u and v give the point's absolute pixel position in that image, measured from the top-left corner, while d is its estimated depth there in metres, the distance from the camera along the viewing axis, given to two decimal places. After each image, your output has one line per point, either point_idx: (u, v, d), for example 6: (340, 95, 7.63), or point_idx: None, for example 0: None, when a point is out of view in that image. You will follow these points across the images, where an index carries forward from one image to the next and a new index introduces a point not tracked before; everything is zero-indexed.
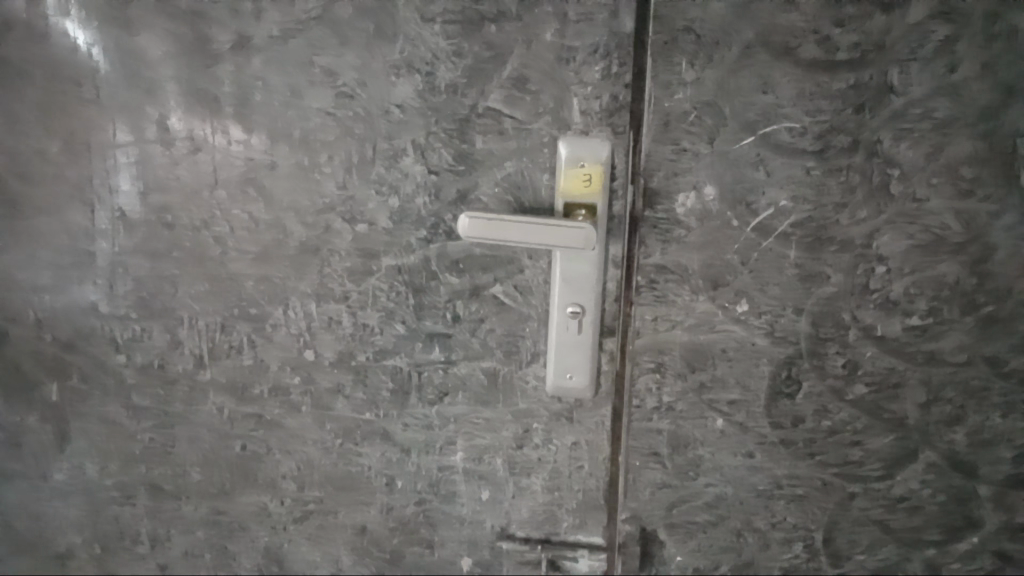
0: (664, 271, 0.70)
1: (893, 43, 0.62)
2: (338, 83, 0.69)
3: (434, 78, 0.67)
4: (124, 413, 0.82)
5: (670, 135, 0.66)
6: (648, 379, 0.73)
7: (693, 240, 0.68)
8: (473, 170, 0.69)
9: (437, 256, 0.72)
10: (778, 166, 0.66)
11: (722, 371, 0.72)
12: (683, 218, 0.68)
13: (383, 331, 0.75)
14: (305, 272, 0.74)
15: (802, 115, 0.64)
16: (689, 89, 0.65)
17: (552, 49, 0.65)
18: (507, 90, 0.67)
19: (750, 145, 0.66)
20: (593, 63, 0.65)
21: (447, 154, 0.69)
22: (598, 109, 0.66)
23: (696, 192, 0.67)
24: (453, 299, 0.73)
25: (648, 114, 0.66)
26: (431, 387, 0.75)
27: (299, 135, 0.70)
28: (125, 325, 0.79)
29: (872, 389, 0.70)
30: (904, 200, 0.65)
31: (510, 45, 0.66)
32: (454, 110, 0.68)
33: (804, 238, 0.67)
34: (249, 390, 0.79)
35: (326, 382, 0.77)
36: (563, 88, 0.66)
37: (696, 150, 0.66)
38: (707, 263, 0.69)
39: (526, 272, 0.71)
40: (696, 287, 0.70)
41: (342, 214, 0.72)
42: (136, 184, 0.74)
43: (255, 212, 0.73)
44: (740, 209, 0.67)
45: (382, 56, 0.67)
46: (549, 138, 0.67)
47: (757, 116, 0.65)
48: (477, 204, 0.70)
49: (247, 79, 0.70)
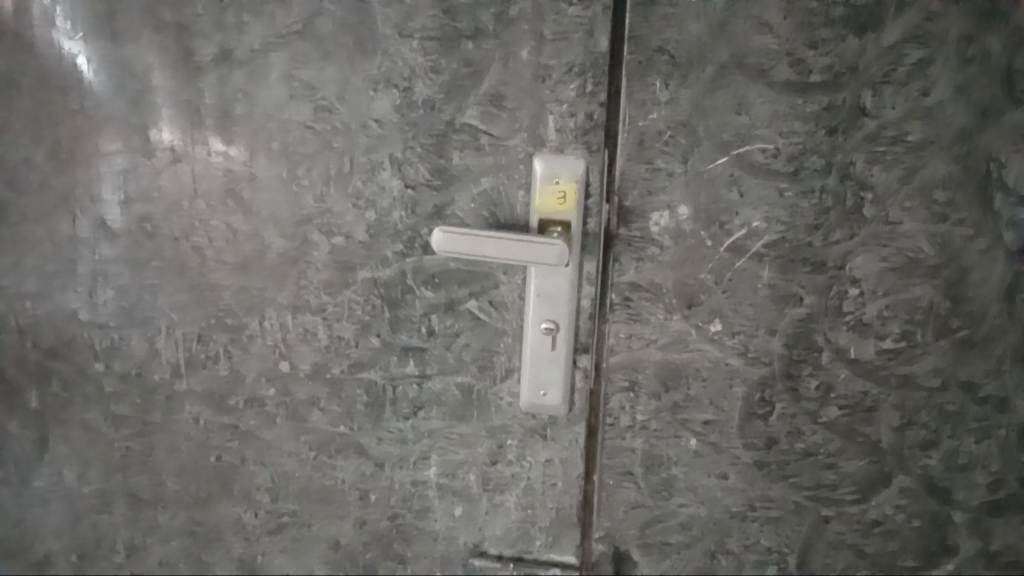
0: (638, 289, 0.70)
1: (866, 66, 0.62)
2: (318, 97, 0.69)
3: (412, 94, 0.68)
4: (103, 420, 0.82)
5: (645, 154, 0.66)
6: (622, 397, 0.72)
7: (667, 258, 0.69)
8: (450, 185, 0.69)
9: (413, 270, 0.72)
10: (752, 186, 0.66)
11: (696, 391, 0.71)
12: (658, 236, 0.68)
13: (359, 344, 0.75)
14: (282, 284, 0.74)
15: (775, 136, 0.65)
16: (664, 108, 0.65)
17: (529, 67, 0.66)
18: (484, 107, 0.67)
19: (724, 165, 0.66)
20: (569, 81, 0.66)
21: (424, 169, 0.69)
22: (574, 127, 0.67)
23: (670, 211, 0.67)
24: (428, 313, 0.73)
25: (623, 132, 0.66)
26: (406, 401, 0.75)
27: (279, 148, 0.71)
28: (106, 334, 0.79)
29: (846, 412, 0.70)
30: (877, 222, 0.65)
31: (487, 62, 0.66)
32: (432, 125, 0.68)
33: (778, 259, 0.67)
34: (226, 400, 0.79)
35: (301, 394, 0.77)
36: (540, 106, 0.66)
37: (671, 169, 0.66)
38: (681, 282, 0.69)
39: (502, 287, 0.71)
40: (670, 306, 0.70)
41: (319, 227, 0.72)
42: (118, 192, 0.75)
43: (234, 223, 0.74)
44: (714, 228, 0.67)
45: (362, 71, 0.68)
46: (525, 155, 0.68)
47: (731, 136, 0.65)
48: (453, 219, 0.70)
49: (229, 91, 0.70)
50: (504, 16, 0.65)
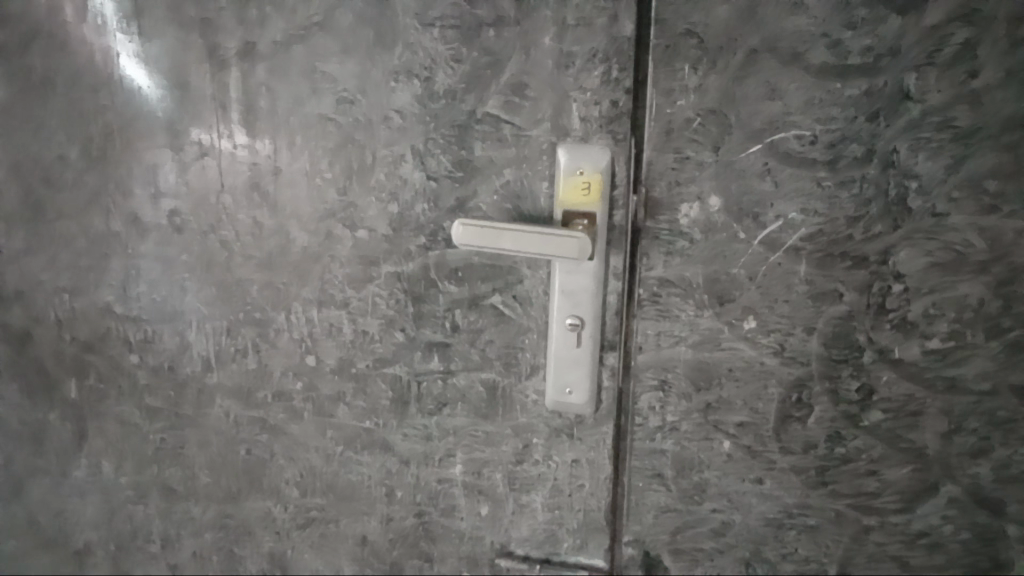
0: (667, 285, 0.67)
1: (908, 48, 0.59)
2: (339, 89, 0.68)
3: (432, 85, 0.66)
4: (137, 413, 0.83)
5: (673, 143, 0.64)
6: (650, 397, 0.70)
7: (698, 253, 0.66)
8: (472, 178, 0.68)
9: (436, 264, 0.71)
10: (787, 177, 0.63)
11: (728, 392, 0.68)
12: (687, 230, 0.65)
13: (383, 340, 0.74)
14: (307, 278, 0.74)
15: (811, 123, 0.61)
16: (692, 95, 0.62)
17: (551, 55, 0.63)
18: (506, 97, 0.65)
19: (756, 154, 0.63)
20: (593, 69, 0.63)
21: (446, 161, 0.68)
22: (598, 116, 0.64)
23: (700, 203, 0.64)
24: (452, 308, 0.71)
25: (650, 121, 0.63)
26: (430, 398, 0.74)
27: (302, 142, 0.70)
28: (138, 327, 0.80)
29: (889, 416, 0.66)
30: (922, 215, 0.61)
31: (508, 51, 0.64)
32: (454, 116, 0.67)
33: (814, 254, 0.64)
34: (254, 394, 0.79)
35: (326, 390, 0.76)
36: (563, 94, 0.64)
37: (700, 159, 0.63)
38: (712, 277, 0.66)
39: (526, 282, 0.69)
40: (701, 303, 0.67)
41: (342, 220, 0.71)
42: (148, 187, 0.75)
43: (259, 217, 0.73)
44: (746, 221, 0.64)
45: (383, 62, 0.67)
46: (549, 146, 0.66)
47: (763, 124, 0.62)
48: (476, 212, 0.69)
49: (252, 85, 0.70)
50: (525, 3, 0.63)
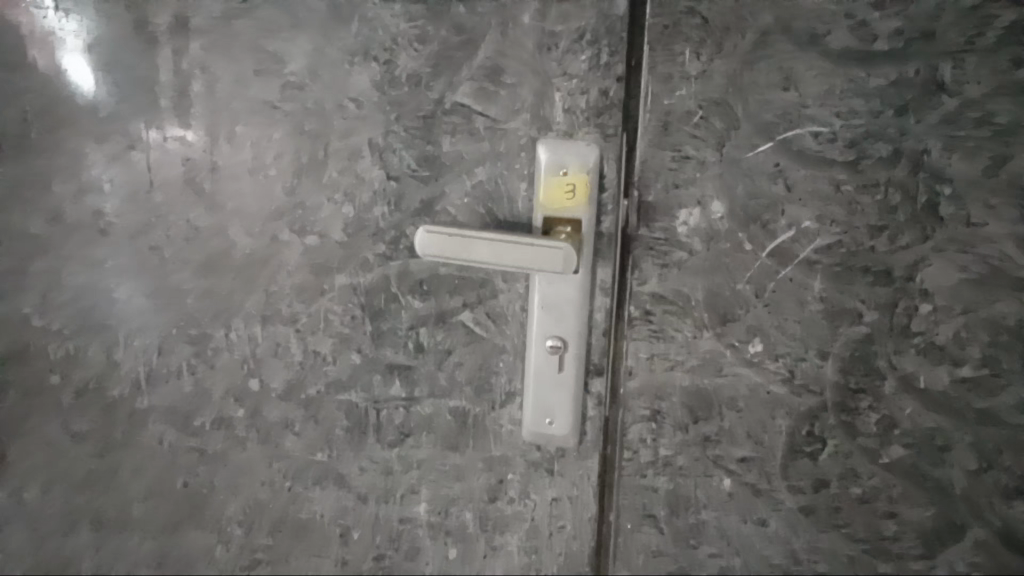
0: (662, 302, 0.58)
1: (944, 30, 0.51)
2: (287, 72, 0.59)
3: (394, 68, 0.57)
4: (63, 436, 0.73)
5: (670, 139, 0.55)
6: (641, 428, 0.61)
7: (698, 265, 0.57)
8: (440, 177, 0.59)
9: (398, 275, 0.62)
10: (801, 179, 0.54)
11: (730, 423, 0.60)
12: (686, 239, 0.57)
13: (337, 361, 0.64)
14: (250, 289, 0.64)
15: (831, 117, 0.53)
16: (693, 83, 0.54)
17: (531, 34, 0.55)
18: (478, 83, 0.56)
19: (767, 153, 0.54)
20: (579, 52, 0.54)
21: (409, 157, 0.59)
22: (585, 107, 0.55)
23: (701, 208, 0.56)
24: (416, 326, 0.62)
25: (645, 113, 0.55)
26: (391, 428, 0.65)
27: (244, 133, 0.61)
28: (60, 342, 0.70)
29: (912, 452, 0.58)
30: (955, 224, 0.54)
31: (482, 29, 0.55)
32: (419, 105, 0.58)
33: (831, 268, 0.56)
34: (192, 420, 0.69)
35: (273, 416, 0.67)
36: (544, 81, 0.55)
37: (701, 157, 0.55)
38: (714, 294, 0.57)
39: (501, 297, 0.61)
40: (701, 322, 0.58)
41: (290, 224, 0.62)
42: (69, 183, 0.66)
43: (194, 218, 0.64)
44: (754, 228, 0.56)
45: (337, 41, 0.58)
46: (528, 141, 0.57)
47: (775, 118, 0.54)
48: (444, 216, 0.60)
49: (187, 66, 0.61)
50: None
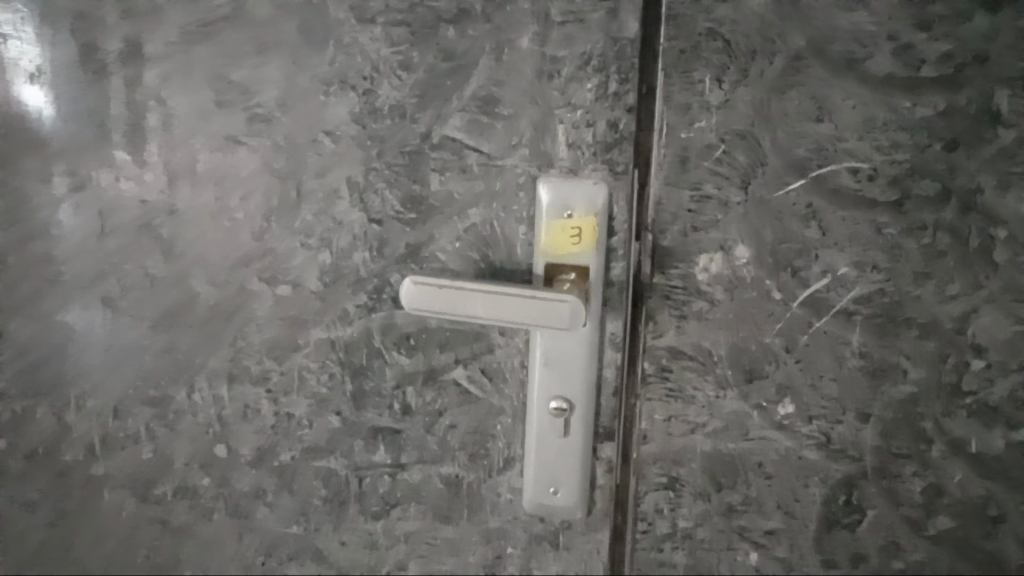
0: (680, 358, 0.52)
1: (999, 54, 0.45)
2: (253, 104, 0.52)
3: (375, 98, 0.51)
4: (11, 506, 0.64)
5: (689, 177, 0.49)
6: (658, 497, 0.55)
7: (720, 317, 0.51)
8: (427, 219, 0.52)
9: (382, 329, 0.55)
10: (837, 221, 0.48)
11: (758, 491, 0.54)
12: (707, 287, 0.50)
13: (313, 425, 0.58)
14: (215, 345, 0.57)
15: (872, 152, 0.47)
16: (715, 114, 0.48)
17: (530, 60, 0.48)
18: (470, 115, 0.50)
19: (798, 192, 0.48)
20: (585, 79, 0.48)
21: (393, 198, 0.52)
22: (592, 140, 0.49)
23: (724, 253, 0.50)
24: (403, 385, 0.56)
25: (660, 148, 0.49)
26: (375, 497, 0.58)
27: (207, 171, 0.54)
28: (7, 404, 0.62)
29: (961, 523, 0.52)
30: (1011, 270, 0.47)
31: (474, 55, 0.49)
32: (403, 139, 0.51)
33: (872, 320, 0.49)
34: (151, 489, 0.62)
35: (243, 485, 0.60)
36: (545, 112, 0.49)
37: (724, 197, 0.49)
38: (739, 349, 0.51)
39: (498, 352, 0.54)
40: (724, 380, 0.52)
41: (259, 272, 0.55)
42: (11, 227, 0.58)
43: (151, 267, 0.57)
44: (784, 276, 0.50)
45: (310, 68, 0.51)
46: (527, 179, 0.50)
47: (808, 152, 0.47)
48: (432, 263, 0.53)
49: (140, 98, 0.54)
50: None
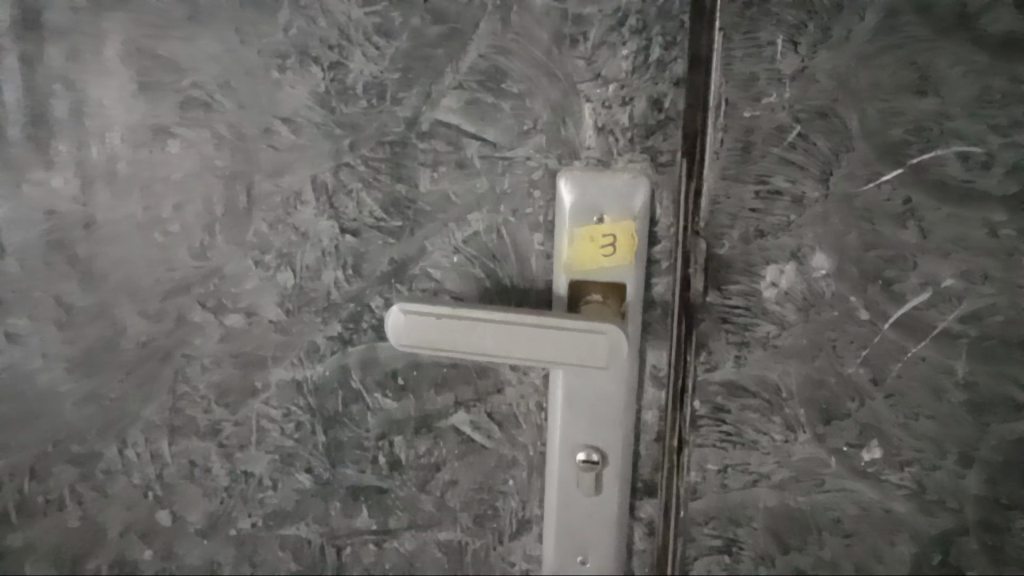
0: (739, 395, 0.42)
1: None
2: (187, 84, 0.41)
3: (344, 75, 0.39)
4: None
5: (753, 168, 0.38)
6: (709, 562, 0.45)
7: (790, 344, 0.40)
8: (415, 228, 0.41)
9: (361, 366, 0.44)
10: (942, 220, 0.38)
11: (832, 552, 0.44)
12: (774, 307, 0.40)
13: (278, 486, 0.46)
14: (150, 391, 0.46)
15: (987, 132, 0.36)
16: (787, 86, 0.37)
17: (546, 21, 0.37)
18: (469, 93, 0.39)
19: (893, 184, 0.37)
20: (618, 44, 0.37)
21: (372, 201, 0.41)
22: (628, 124, 0.38)
23: (796, 264, 0.39)
24: (388, 435, 0.45)
25: (716, 132, 0.38)
26: (358, 570, 0.47)
27: (132, 173, 0.42)
28: None
29: None
30: None
31: (473, 15, 0.37)
32: (382, 127, 0.40)
33: (982, 344, 0.39)
34: (83, 563, 0.50)
35: (194, 558, 0.49)
36: (567, 88, 0.38)
37: (797, 193, 0.38)
38: (814, 382, 0.41)
39: (509, 392, 0.43)
40: (795, 421, 0.42)
41: (203, 299, 0.44)
42: None
43: (65, 296, 0.45)
44: (872, 291, 0.39)
45: (258, 37, 0.39)
46: (545, 175, 0.39)
47: (906, 134, 0.37)
48: (423, 283, 0.42)
49: (40, 81, 0.41)
50: None
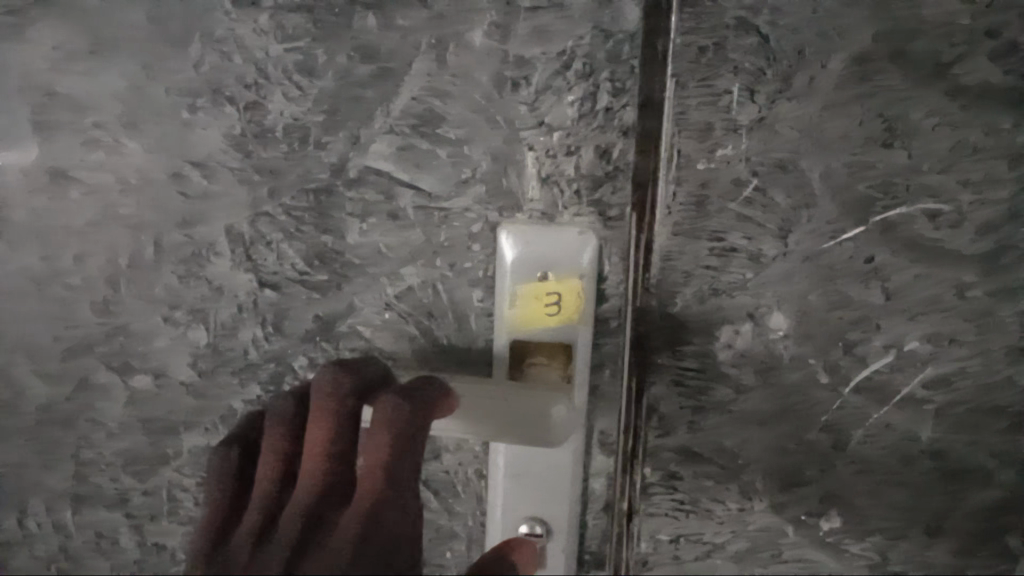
0: (693, 462, 0.39)
1: None
2: (89, 123, 0.36)
3: (263, 116, 0.35)
4: None
5: (709, 224, 0.35)
6: None
7: (749, 408, 0.38)
8: (342, 283, 0.37)
9: None
10: (909, 281, 0.35)
11: None
12: (731, 370, 0.37)
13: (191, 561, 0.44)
14: (52, 459, 0.42)
15: (959, 189, 0.34)
16: (746, 137, 0.34)
17: (486, 63, 0.34)
18: (402, 139, 0.35)
19: (857, 242, 0.35)
20: (564, 89, 0.34)
21: (294, 254, 0.37)
22: (575, 175, 0.35)
23: (754, 325, 0.36)
24: None
25: (670, 184, 0.35)
26: None
27: (26, 222, 0.38)
28: None
29: None
30: None
31: (405, 53, 0.34)
32: (305, 174, 0.36)
33: (951, 411, 0.37)
34: None
35: None
36: (508, 135, 0.35)
37: (756, 250, 0.35)
38: (773, 449, 0.38)
39: (447, 458, 0.40)
40: (751, 488, 0.39)
41: (107, 359, 0.40)
42: None
43: None
44: (834, 355, 0.36)
45: (166, 74, 0.35)
46: (486, 227, 0.36)
47: (873, 190, 0.34)
48: (353, 342, 0.38)
49: None
50: None
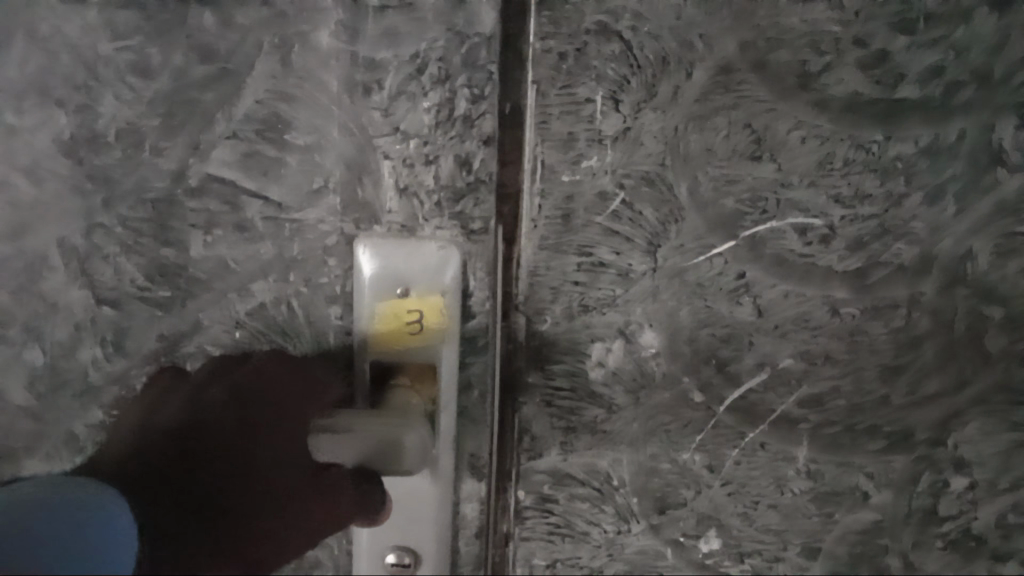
0: (567, 485, 0.37)
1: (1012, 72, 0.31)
2: None
3: (96, 120, 0.32)
4: None
5: (575, 238, 0.34)
6: None
7: (622, 429, 0.36)
8: (190, 298, 0.35)
9: None
10: (779, 298, 0.34)
11: None
12: (603, 389, 0.36)
13: None
14: None
15: (829, 204, 0.33)
16: (610, 149, 0.32)
17: (334, 65, 0.32)
18: (246, 145, 0.33)
19: (726, 258, 0.34)
20: (418, 94, 0.32)
21: (135, 267, 0.35)
22: (435, 186, 0.33)
23: (625, 342, 0.35)
24: None
25: (535, 197, 0.33)
26: None
27: None
28: None
29: None
30: None
31: (245, 54, 0.31)
32: (143, 182, 0.33)
33: (824, 430, 0.36)
34: None
35: None
36: (361, 143, 0.32)
37: (624, 265, 0.34)
38: (648, 470, 0.37)
39: None
40: (627, 511, 0.38)
41: None
42: None
43: None
44: (706, 373, 0.35)
45: None
46: (342, 240, 0.34)
47: (742, 205, 0.33)
48: (202, 362, 0.36)
49: None
50: None
